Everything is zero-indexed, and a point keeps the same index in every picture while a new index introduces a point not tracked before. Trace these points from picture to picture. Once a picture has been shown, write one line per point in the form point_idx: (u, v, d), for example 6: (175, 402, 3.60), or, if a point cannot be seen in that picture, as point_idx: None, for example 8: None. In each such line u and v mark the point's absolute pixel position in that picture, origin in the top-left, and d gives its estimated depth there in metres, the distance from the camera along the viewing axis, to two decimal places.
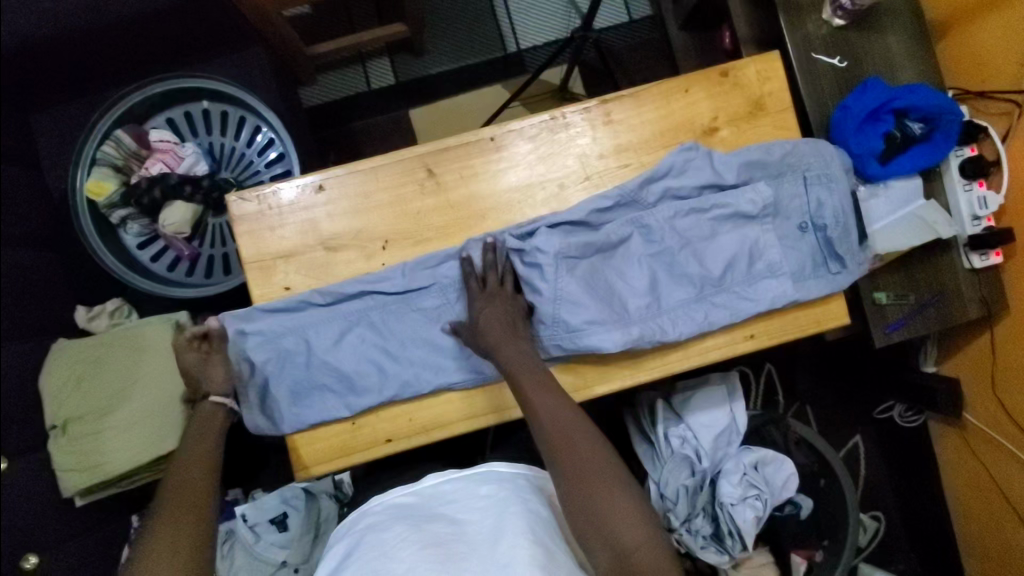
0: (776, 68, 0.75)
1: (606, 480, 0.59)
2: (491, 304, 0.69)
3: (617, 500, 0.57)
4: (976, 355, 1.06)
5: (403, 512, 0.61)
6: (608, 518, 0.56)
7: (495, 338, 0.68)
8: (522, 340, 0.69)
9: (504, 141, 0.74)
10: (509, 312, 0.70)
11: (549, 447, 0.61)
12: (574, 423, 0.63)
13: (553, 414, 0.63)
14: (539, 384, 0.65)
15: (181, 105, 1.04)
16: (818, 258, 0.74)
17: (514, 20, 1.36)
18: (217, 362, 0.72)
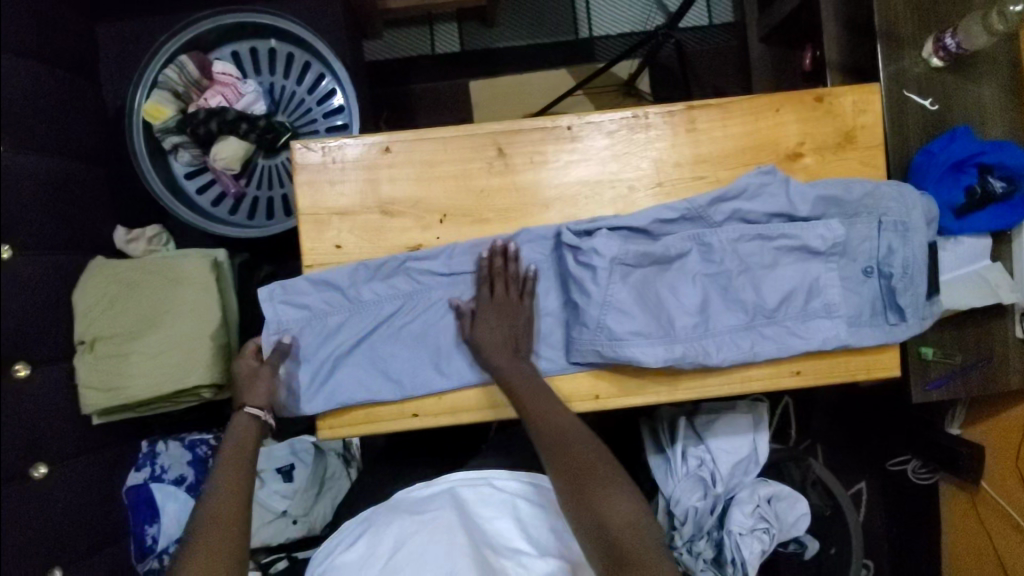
0: (874, 102, 0.72)
1: (603, 477, 0.61)
2: (499, 316, 0.69)
3: (621, 518, 0.59)
4: (1005, 426, 1.04)
5: (370, 521, 0.69)
6: (606, 514, 0.58)
7: (502, 359, 0.68)
8: (523, 360, 0.69)
9: (581, 132, 0.71)
10: (512, 324, 0.69)
11: (546, 444, 0.64)
12: (569, 431, 0.64)
13: (557, 431, 0.64)
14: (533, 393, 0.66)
15: (249, 40, 1.02)
16: (877, 306, 0.71)
17: (590, 5, 1.33)
18: (265, 379, 0.70)
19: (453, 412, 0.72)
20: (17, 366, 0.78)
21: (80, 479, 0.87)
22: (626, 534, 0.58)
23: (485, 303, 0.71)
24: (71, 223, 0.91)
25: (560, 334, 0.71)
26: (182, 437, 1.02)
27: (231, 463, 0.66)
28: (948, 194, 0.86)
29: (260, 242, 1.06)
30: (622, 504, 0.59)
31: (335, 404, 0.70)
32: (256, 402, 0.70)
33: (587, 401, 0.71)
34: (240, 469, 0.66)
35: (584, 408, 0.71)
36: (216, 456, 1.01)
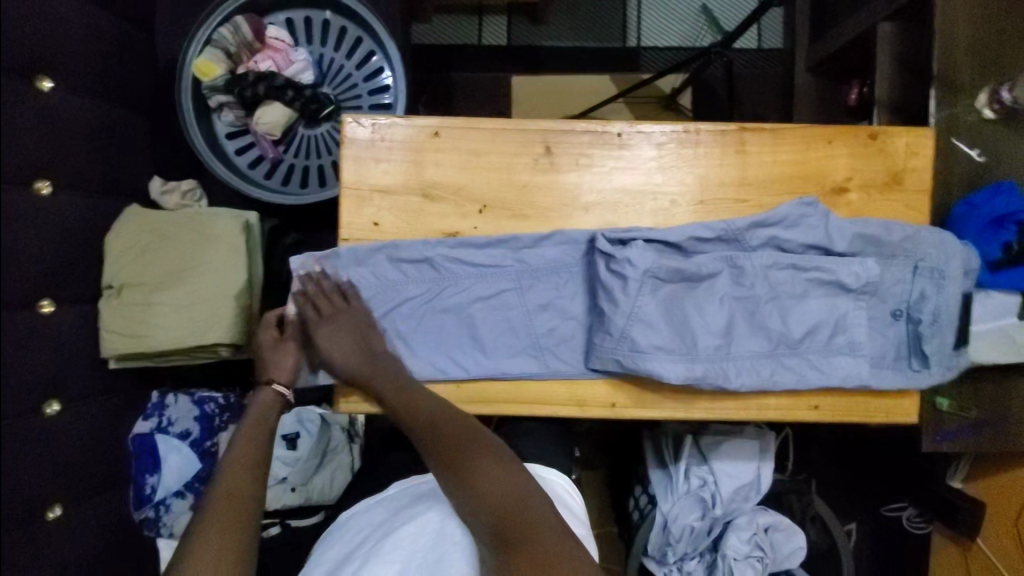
0: (926, 146, 0.71)
1: (478, 455, 0.61)
2: (340, 330, 0.69)
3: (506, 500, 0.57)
4: (1006, 486, 1.03)
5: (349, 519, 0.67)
6: (477, 488, 0.58)
7: (355, 367, 0.68)
8: (379, 357, 0.69)
9: (630, 140, 0.71)
10: (357, 334, 0.69)
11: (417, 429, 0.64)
12: (452, 417, 0.64)
13: (430, 412, 0.65)
14: (394, 387, 0.67)
15: (304, 9, 1.02)
16: (900, 350, 0.71)
17: (642, 14, 1.32)
18: (288, 354, 0.74)
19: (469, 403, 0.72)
20: (44, 302, 0.79)
21: (91, 421, 0.88)
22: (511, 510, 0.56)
23: (513, 299, 0.72)
24: (111, 168, 0.92)
25: (583, 339, 0.71)
26: (191, 392, 1.02)
27: (246, 440, 0.66)
28: (985, 247, 0.84)
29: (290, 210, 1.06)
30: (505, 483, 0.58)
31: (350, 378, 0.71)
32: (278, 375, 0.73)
33: (603, 408, 0.71)
34: (256, 445, 0.66)
35: (598, 414, 0.71)
36: (223, 416, 1.02)
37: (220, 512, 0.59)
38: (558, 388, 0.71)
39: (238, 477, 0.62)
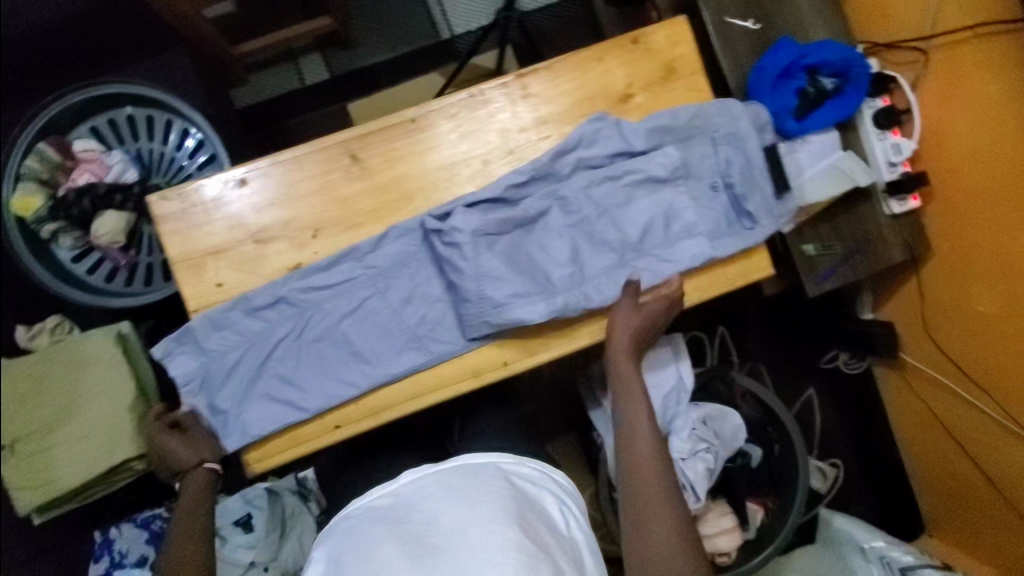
0: (684, 32, 0.77)
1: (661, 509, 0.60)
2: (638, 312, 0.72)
3: (645, 476, 0.62)
4: (909, 299, 1.11)
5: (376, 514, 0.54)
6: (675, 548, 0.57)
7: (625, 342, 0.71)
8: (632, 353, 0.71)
9: (426, 121, 0.75)
10: (631, 322, 0.71)
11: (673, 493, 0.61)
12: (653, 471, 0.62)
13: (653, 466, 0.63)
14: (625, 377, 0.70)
15: (106, 112, 1.01)
16: (731, 216, 0.75)
17: (443, 5, 1.36)
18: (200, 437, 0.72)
19: (373, 415, 0.73)
20: None
21: None
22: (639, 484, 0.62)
23: (376, 304, 0.73)
24: None
25: (453, 315, 0.74)
26: (133, 517, 0.98)
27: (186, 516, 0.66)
28: (785, 100, 0.91)
29: (164, 308, 1.05)
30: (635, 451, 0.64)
31: (250, 437, 0.70)
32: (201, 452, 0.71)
33: (497, 370, 0.74)
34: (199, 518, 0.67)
35: (496, 377, 0.74)
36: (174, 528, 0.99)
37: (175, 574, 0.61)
38: (449, 368, 0.73)
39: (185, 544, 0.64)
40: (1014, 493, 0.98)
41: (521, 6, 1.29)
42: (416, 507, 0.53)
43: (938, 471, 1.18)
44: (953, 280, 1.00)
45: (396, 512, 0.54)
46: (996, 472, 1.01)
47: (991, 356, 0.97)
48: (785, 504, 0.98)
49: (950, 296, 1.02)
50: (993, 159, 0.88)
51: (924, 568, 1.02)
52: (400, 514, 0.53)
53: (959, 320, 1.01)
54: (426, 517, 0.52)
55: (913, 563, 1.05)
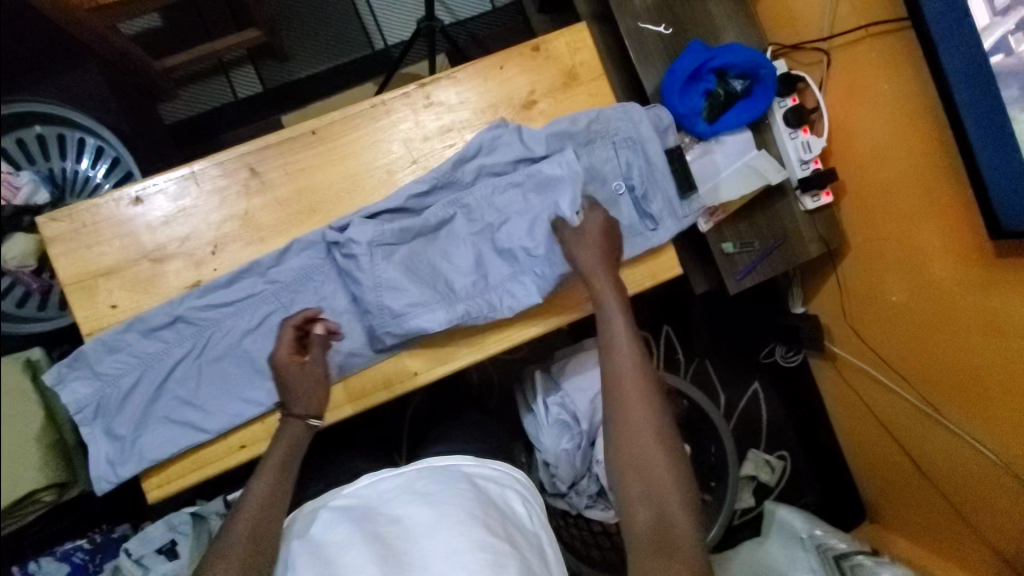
0: (585, 39, 0.78)
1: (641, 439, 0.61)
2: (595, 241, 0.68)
3: (632, 399, 0.62)
4: (831, 292, 1.14)
5: (350, 515, 0.56)
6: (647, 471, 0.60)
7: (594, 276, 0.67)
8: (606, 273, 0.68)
9: (327, 133, 0.74)
10: (597, 248, 0.68)
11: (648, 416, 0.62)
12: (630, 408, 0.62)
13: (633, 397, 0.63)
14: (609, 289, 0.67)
15: (14, 133, 0.98)
16: (634, 218, 0.76)
17: (376, 14, 1.36)
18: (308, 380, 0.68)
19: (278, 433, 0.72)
20: None
21: None
22: (628, 416, 0.61)
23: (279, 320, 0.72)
24: None
25: (360, 327, 0.73)
26: (53, 550, 0.95)
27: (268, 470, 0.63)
28: (696, 102, 0.93)
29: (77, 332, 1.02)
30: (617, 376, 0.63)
31: (148, 461, 0.69)
32: (303, 405, 0.67)
33: (409, 379, 0.74)
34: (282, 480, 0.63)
35: (406, 387, 0.74)
36: (95, 560, 0.95)
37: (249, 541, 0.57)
38: (356, 381, 0.73)
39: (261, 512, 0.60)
40: (943, 479, 1.00)
41: (453, 16, 1.30)
42: (380, 506, 0.57)
43: (871, 456, 1.21)
44: (867, 270, 1.03)
45: (360, 515, 0.56)
46: (919, 457, 1.04)
47: (914, 346, 0.99)
48: (719, 498, 1.00)
49: (868, 288, 1.04)
50: (893, 154, 0.92)
51: (859, 554, 1.04)
52: (365, 514, 0.56)
53: (877, 311, 1.04)
54: (389, 519, 0.55)
55: (848, 551, 1.07)
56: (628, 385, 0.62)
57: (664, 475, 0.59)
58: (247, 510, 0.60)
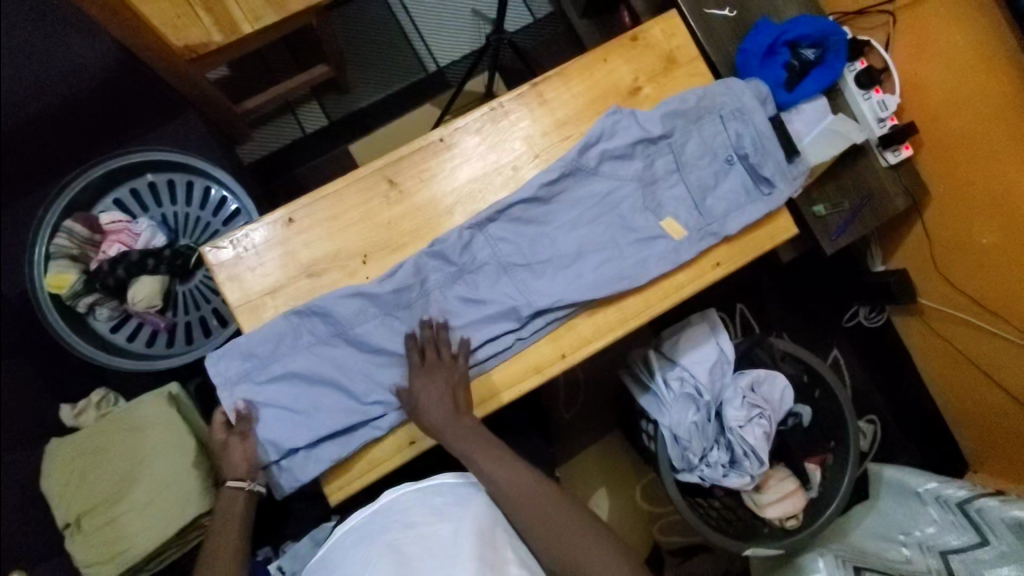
0: (677, 24, 0.83)
1: (577, 532, 0.66)
2: (437, 387, 0.71)
3: (556, 517, 0.66)
4: (916, 245, 1.17)
5: (364, 529, 0.61)
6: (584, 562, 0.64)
7: (439, 421, 0.70)
8: (466, 420, 0.71)
9: (453, 139, 0.79)
10: (453, 389, 0.72)
11: (516, 506, 0.66)
12: (548, 499, 0.67)
13: (526, 487, 0.67)
14: (465, 432, 0.70)
15: (127, 183, 1.04)
16: (749, 185, 0.80)
17: (426, 40, 1.42)
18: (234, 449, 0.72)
19: None
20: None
21: None
22: (575, 533, 0.65)
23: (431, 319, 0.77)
24: None
25: (507, 317, 0.76)
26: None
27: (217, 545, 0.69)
28: (774, 75, 0.97)
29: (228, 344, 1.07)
30: (536, 500, 0.67)
31: (329, 463, 0.73)
32: (236, 474, 0.72)
33: (557, 363, 0.77)
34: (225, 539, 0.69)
35: (556, 370, 0.76)
36: None
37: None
38: (506, 369, 0.76)
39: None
40: None
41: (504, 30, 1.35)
42: (401, 515, 0.60)
43: (969, 403, 1.21)
44: (950, 216, 1.06)
45: (370, 528, 0.60)
46: (1017, 387, 1.05)
47: (1001, 286, 1.02)
48: (843, 457, 1.00)
49: (955, 233, 1.07)
50: (968, 101, 0.96)
51: (981, 497, 1.03)
52: (386, 526, 0.59)
53: (965, 253, 1.07)
54: (403, 524, 0.59)
55: (968, 496, 1.05)
56: (520, 503, 0.66)
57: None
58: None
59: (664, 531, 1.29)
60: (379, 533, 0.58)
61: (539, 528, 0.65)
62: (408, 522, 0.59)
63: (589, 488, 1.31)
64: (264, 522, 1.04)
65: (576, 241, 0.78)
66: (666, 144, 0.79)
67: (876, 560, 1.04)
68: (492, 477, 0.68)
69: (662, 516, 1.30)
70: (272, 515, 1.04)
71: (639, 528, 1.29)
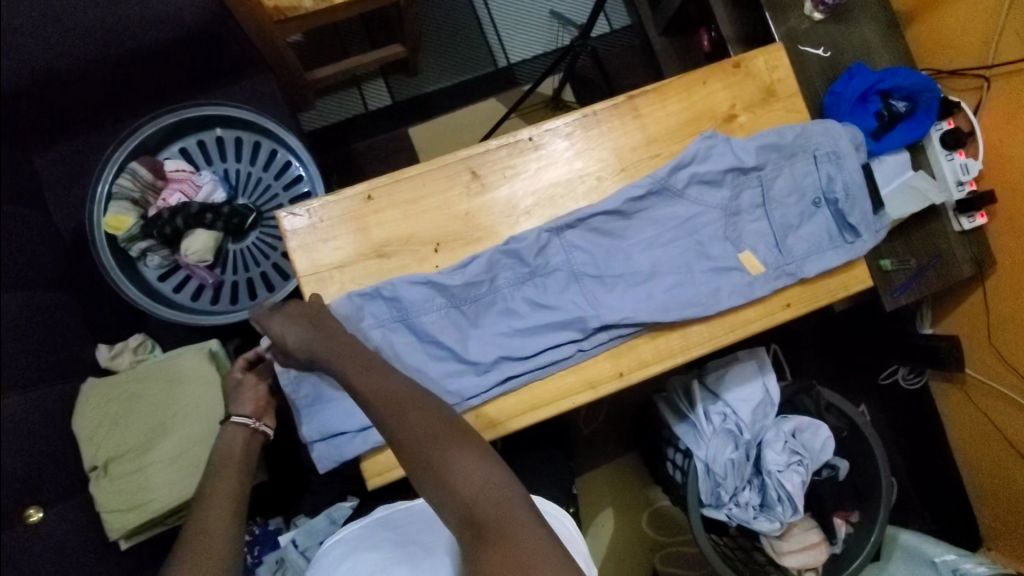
0: (782, 57, 0.81)
1: (446, 445, 0.57)
2: (295, 320, 0.69)
3: (433, 423, 0.59)
4: (971, 312, 1.14)
5: (353, 542, 0.66)
6: (450, 478, 0.55)
7: (315, 346, 0.67)
8: (340, 337, 0.68)
9: (542, 140, 0.77)
10: (313, 320, 0.69)
11: (378, 416, 0.60)
12: (419, 408, 0.61)
13: (394, 395, 0.61)
14: (339, 348, 0.66)
15: (194, 134, 1.03)
16: (833, 230, 0.78)
17: (500, 35, 1.41)
18: (248, 386, 0.82)
19: (506, 419, 0.74)
20: (29, 512, 0.77)
21: None
22: (442, 435, 0.58)
23: (495, 317, 0.75)
24: (52, 355, 0.89)
25: (572, 325, 0.75)
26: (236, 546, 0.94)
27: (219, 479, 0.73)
28: (863, 122, 0.96)
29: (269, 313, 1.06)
30: (405, 411, 0.60)
31: (374, 444, 0.74)
32: (243, 411, 0.80)
33: (613, 380, 0.75)
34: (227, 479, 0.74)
35: (612, 388, 0.75)
36: (254, 551, 0.94)
37: (195, 551, 0.63)
38: (563, 379, 0.75)
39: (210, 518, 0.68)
40: None
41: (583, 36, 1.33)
42: (396, 531, 0.67)
43: (998, 483, 1.18)
44: (1014, 291, 1.04)
45: (358, 543, 0.65)
46: None
47: None
48: (873, 517, 0.98)
49: (1013, 309, 1.05)
50: None
51: None
52: (380, 540, 0.65)
53: (1018, 329, 1.05)
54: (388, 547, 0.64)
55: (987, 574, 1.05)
56: (384, 409, 0.60)
57: (502, 498, 0.54)
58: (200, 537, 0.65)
59: (666, 561, 1.27)
60: (366, 551, 0.63)
61: (404, 438, 0.58)
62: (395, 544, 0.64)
63: (597, 507, 1.29)
64: (281, 493, 1.03)
65: (651, 260, 0.77)
66: (755, 176, 0.78)
67: None
68: (357, 390, 0.62)
69: (667, 546, 1.27)
70: (293, 485, 1.03)
71: (641, 554, 1.27)
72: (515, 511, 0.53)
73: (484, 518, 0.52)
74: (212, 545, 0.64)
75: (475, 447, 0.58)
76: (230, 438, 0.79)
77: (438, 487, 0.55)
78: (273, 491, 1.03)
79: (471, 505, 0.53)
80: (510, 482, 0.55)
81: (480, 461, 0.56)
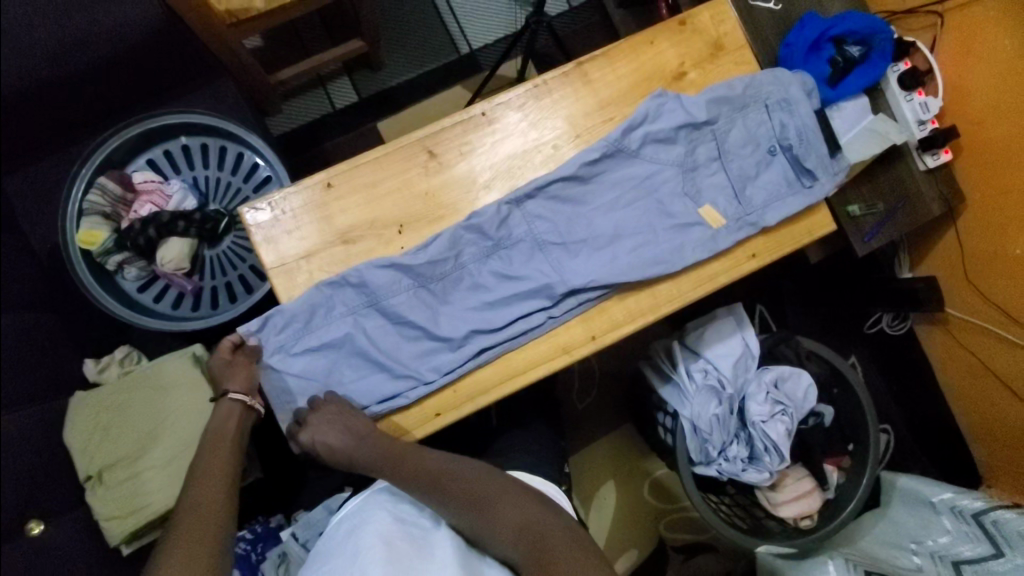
0: (727, 10, 0.82)
1: (492, 494, 0.65)
2: (331, 424, 0.70)
3: (475, 475, 0.67)
4: (948, 250, 1.15)
5: (354, 515, 0.63)
6: (499, 518, 0.62)
7: (354, 453, 0.69)
8: (370, 437, 0.70)
9: (495, 114, 0.78)
10: (345, 420, 0.71)
11: (421, 482, 0.66)
12: (459, 468, 0.68)
13: (434, 465, 0.68)
14: (378, 446, 0.70)
15: (160, 144, 1.04)
16: (791, 177, 0.79)
17: (461, 23, 1.41)
18: (242, 366, 0.74)
19: (485, 391, 0.75)
20: (31, 525, 0.79)
21: None
22: (485, 491, 0.65)
23: (465, 292, 0.77)
24: (40, 370, 0.91)
25: (541, 293, 0.76)
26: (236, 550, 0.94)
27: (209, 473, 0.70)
28: (817, 70, 0.96)
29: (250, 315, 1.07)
30: (453, 473, 0.67)
31: None
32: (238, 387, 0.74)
33: (586, 345, 0.76)
34: (219, 460, 0.71)
35: (585, 351, 0.76)
36: (258, 548, 0.95)
37: (189, 532, 0.61)
38: (534, 351, 0.76)
39: (201, 502, 0.66)
40: None
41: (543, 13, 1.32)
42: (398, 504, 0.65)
43: (988, 419, 1.18)
44: (986, 223, 1.04)
45: (360, 517, 0.62)
46: None
47: None
48: (863, 458, 0.98)
49: (987, 241, 1.05)
50: (1014, 106, 0.94)
51: (998, 509, 0.98)
52: (384, 510, 0.63)
53: (996, 260, 1.05)
54: (392, 521, 0.61)
55: (984, 507, 0.99)
56: (428, 475, 0.66)
57: (547, 526, 0.62)
58: (186, 527, 0.62)
59: (671, 527, 1.28)
60: (369, 521, 0.61)
61: (450, 496, 0.64)
62: (399, 518, 0.62)
63: (598, 482, 1.30)
64: (279, 490, 1.05)
65: (614, 222, 0.78)
66: (708, 131, 0.79)
67: (884, 565, 0.99)
68: (406, 466, 0.68)
69: (671, 512, 1.29)
70: (292, 481, 1.05)
71: (647, 522, 1.28)
72: (557, 536, 0.61)
73: (536, 543, 0.60)
74: (210, 526, 0.63)
75: (516, 490, 0.66)
76: (224, 415, 0.74)
77: (490, 526, 0.62)
78: (272, 489, 1.04)
79: (522, 537, 0.61)
80: (550, 512, 0.64)
81: (523, 501, 0.64)
